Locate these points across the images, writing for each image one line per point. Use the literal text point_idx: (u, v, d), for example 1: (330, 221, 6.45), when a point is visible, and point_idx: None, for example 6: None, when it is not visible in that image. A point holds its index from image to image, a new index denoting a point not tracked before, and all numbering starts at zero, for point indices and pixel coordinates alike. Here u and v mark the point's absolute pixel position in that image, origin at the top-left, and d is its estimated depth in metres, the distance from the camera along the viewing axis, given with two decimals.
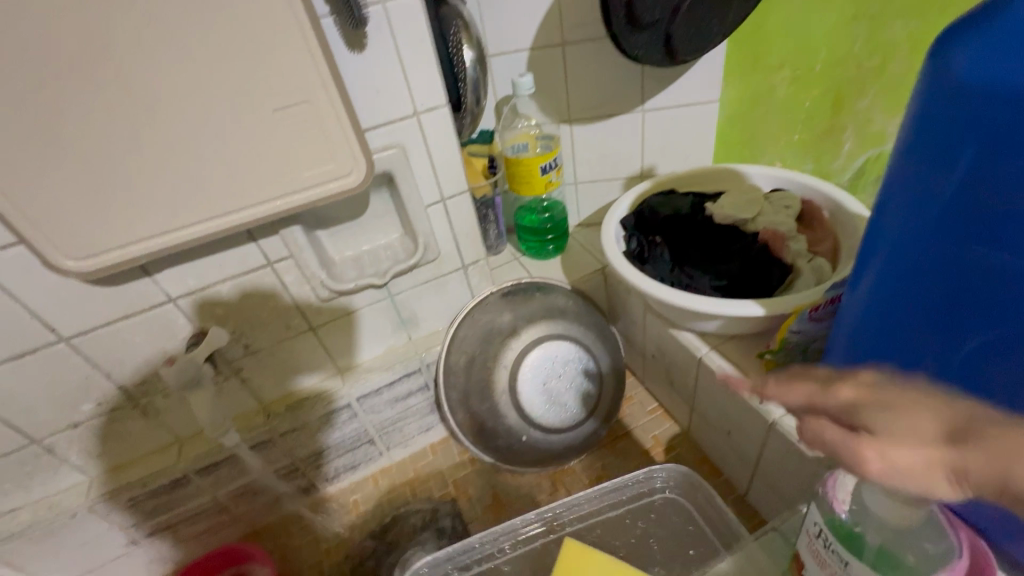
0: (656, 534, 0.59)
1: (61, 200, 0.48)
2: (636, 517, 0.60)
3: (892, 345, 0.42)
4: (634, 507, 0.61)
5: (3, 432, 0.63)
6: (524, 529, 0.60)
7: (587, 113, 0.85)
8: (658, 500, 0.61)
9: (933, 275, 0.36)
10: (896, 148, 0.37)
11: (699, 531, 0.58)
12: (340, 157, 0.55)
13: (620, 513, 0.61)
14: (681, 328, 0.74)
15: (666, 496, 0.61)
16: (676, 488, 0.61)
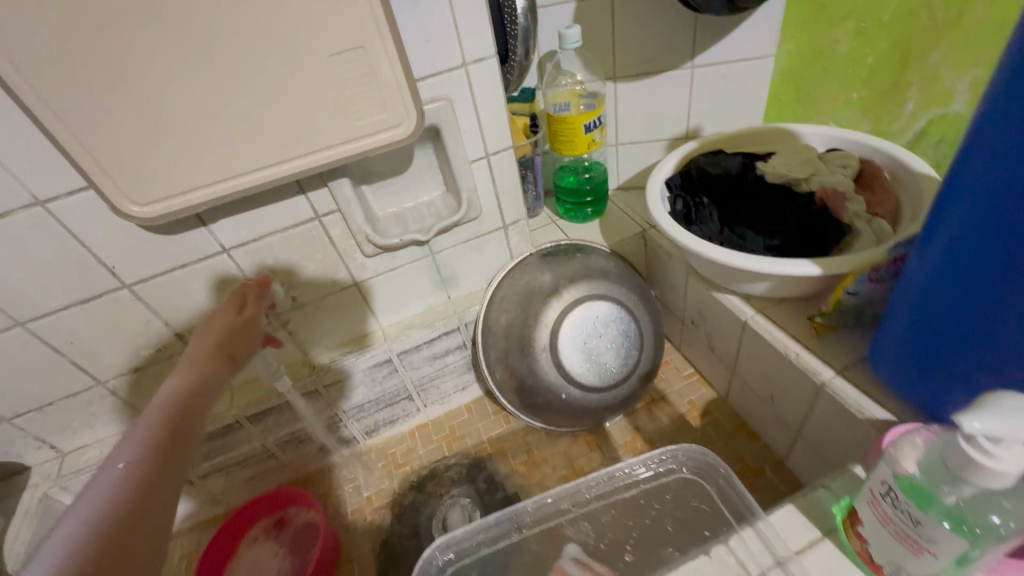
0: (670, 514, 0.60)
1: (127, 145, 0.49)
2: (650, 498, 0.61)
3: (929, 355, 0.48)
4: (648, 487, 0.62)
5: (72, 372, 0.66)
6: (540, 510, 0.61)
7: (634, 69, 0.82)
8: (675, 480, 0.62)
9: (962, 304, 0.43)
10: (941, 191, 0.43)
11: (713, 510, 0.58)
12: (391, 107, 0.55)
13: (635, 492, 0.62)
14: (725, 292, 0.73)
15: (681, 476, 0.62)
16: (694, 468, 0.61)
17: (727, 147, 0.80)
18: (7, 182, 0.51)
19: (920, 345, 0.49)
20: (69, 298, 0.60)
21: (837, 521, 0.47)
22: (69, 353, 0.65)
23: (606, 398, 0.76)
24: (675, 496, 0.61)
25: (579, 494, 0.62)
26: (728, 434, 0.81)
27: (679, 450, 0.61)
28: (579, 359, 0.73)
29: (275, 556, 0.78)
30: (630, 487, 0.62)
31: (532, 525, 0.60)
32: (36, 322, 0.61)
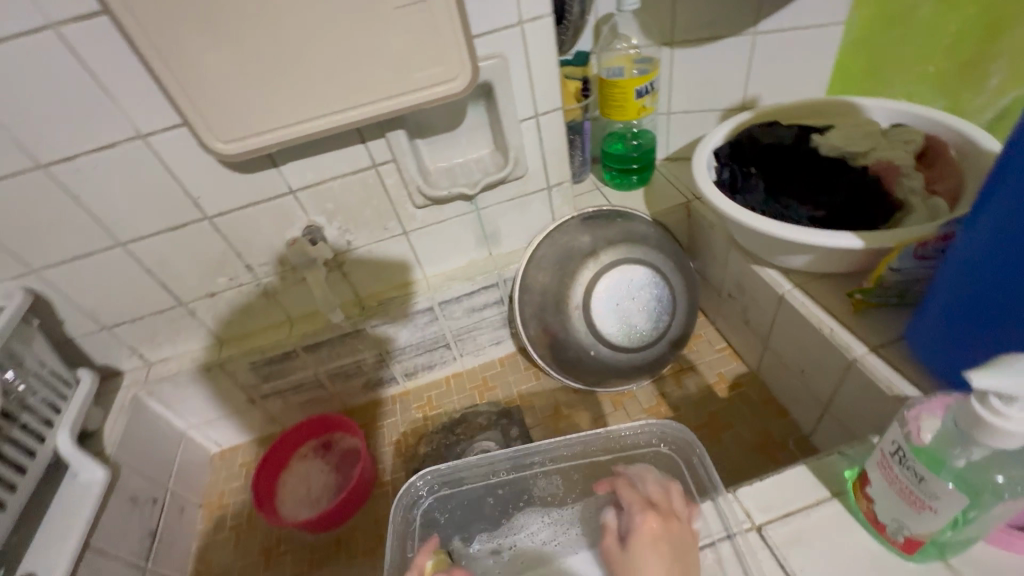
0: None
1: (217, 87, 0.55)
2: (623, 465, 0.59)
3: (962, 345, 0.48)
4: (623, 454, 0.60)
5: (160, 292, 0.76)
6: (514, 459, 0.61)
7: (692, 34, 0.80)
8: (650, 453, 0.59)
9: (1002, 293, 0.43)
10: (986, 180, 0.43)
11: (681, 484, 0.55)
12: (448, 61, 0.58)
13: (609, 458, 0.60)
14: (765, 264, 0.73)
15: (658, 449, 0.59)
16: (672, 444, 0.58)
17: (783, 119, 0.78)
18: (116, 115, 0.59)
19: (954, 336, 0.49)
20: (160, 224, 0.69)
21: (847, 485, 0.49)
22: (159, 274, 0.74)
23: (634, 359, 0.78)
24: (646, 467, 0.58)
25: (558, 449, 0.61)
26: (754, 407, 0.82)
27: (658, 425, 0.58)
28: (611, 319, 0.76)
29: (322, 472, 0.88)
30: (604, 451, 0.60)
31: (506, 471, 0.61)
32: (134, 243, 0.70)
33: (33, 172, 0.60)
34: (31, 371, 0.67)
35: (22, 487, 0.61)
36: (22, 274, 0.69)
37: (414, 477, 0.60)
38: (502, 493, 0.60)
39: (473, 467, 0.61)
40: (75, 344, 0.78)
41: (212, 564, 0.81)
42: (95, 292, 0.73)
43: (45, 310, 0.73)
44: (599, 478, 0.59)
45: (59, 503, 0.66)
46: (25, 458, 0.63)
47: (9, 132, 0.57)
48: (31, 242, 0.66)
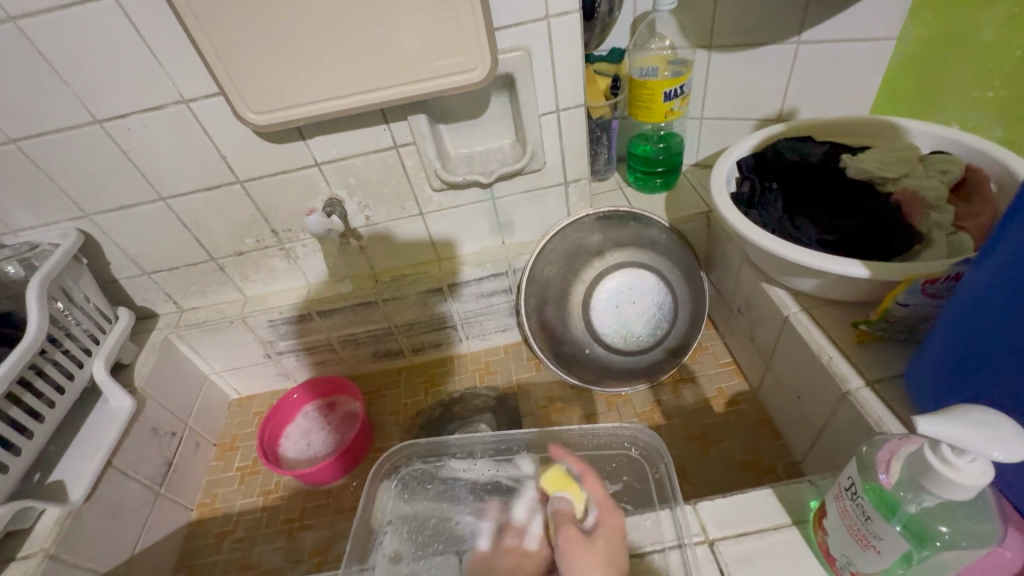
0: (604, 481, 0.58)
1: (251, 62, 0.59)
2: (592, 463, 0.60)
3: (957, 386, 0.46)
4: (594, 454, 0.61)
5: (194, 245, 0.82)
6: (489, 446, 0.63)
7: (731, 40, 0.78)
8: (621, 455, 0.60)
9: (1001, 335, 0.40)
10: (1008, 211, 0.40)
11: (645, 490, 0.56)
12: (468, 52, 0.60)
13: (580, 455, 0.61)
14: (774, 284, 0.71)
15: (629, 454, 0.59)
16: (642, 449, 0.59)
17: (817, 135, 0.75)
18: (164, 80, 0.64)
19: (953, 376, 0.46)
20: (198, 183, 0.75)
21: (810, 514, 0.48)
22: (194, 229, 0.80)
23: (630, 363, 0.78)
24: (615, 469, 0.59)
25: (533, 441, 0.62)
26: (749, 426, 0.80)
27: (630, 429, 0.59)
28: (609, 321, 0.77)
29: (323, 430, 0.93)
30: (575, 449, 0.61)
31: (479, 457, 0.63)
32: (173, 199, 0.76)
33: (90, 126, 0.67)
34: (77, 304, 0.75)
35: (59, 405, 0.69)
36: (77, 217, 0.77)
37: (395, 448, 0.63)
38: (473, 479, 0.61)
39: (450, 448, 0.63)
40: (119, 284, 0.87)
41: (217, 498, 0.88)
42: (138, 239, 0.81)
43: (95, 251, 0.81)
44: None
45: (90, 423, 0.74)
46: (64, 380, 0.71)
47: (71, 88, 0.63)
48: (86, 189, 0.74)
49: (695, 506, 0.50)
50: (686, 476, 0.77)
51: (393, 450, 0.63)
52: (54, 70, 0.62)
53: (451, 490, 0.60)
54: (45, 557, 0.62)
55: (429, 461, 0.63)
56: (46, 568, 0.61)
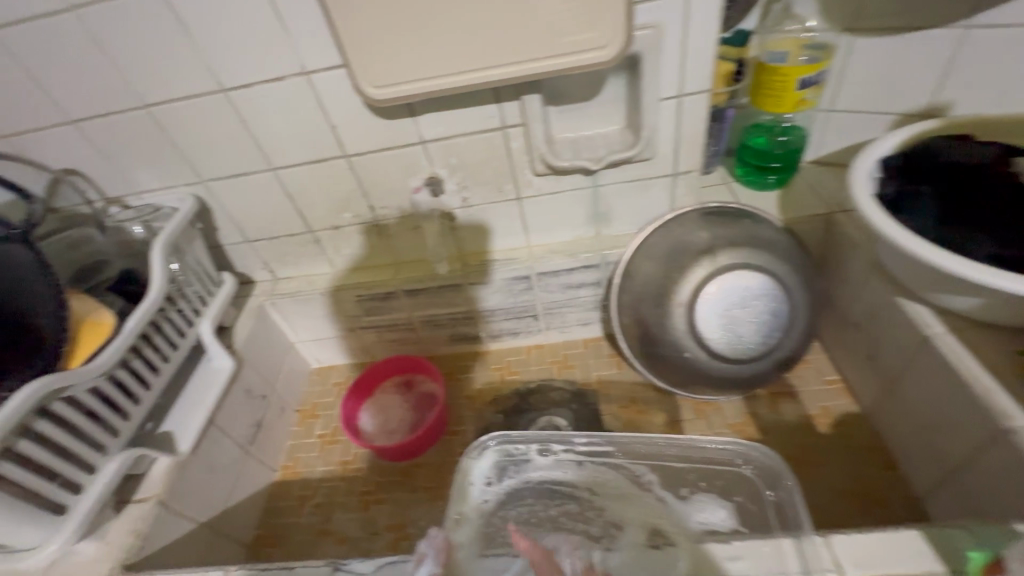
0: (712, 496, 0.58)
1: (378, 32, 0.58)
2: (699, 476, 0.59)
3: None
4: (702, 467, 0.60)
5: (295, 216, 0.84)
6: (589, 447, 0.62)
7: (881, 22, 0.70)
8: (730, 472, 0.59)
9: None
10: None
11: (758, 512, 0.55)
12: (602, 28, 0.57)
13: (686, 467, 0.60)
14: (912, 298, 0.64)
15: (741, 472, 0.58)
16: (757, 469, 0.57)
17: (978, 133, 0.66)
18: (288, 50, 0.64)
19: None
20: (306, 155, 0.76)
21: (968, 566, 0.42)
22: (297, 201, 0.82)
23: (732, 372, 0.73)
24: (724, 486, 0.58)
25: (637, 447, 0.61)
26: (859, 452, 0.73)
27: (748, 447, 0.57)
28: (715, 325, 0.71)
29: (401, 407, 0.94)
30: (682, 460, 0.60)
31: (577, 455, 0.62)
32: (282, 169, 0.78)
33: (216, 93, 0.69)
34: (190, 266, 0.78)
35: (173, 360, 0.73)
36: (193, 182, 0.80)
37: (492, 436, 0.62)
38: (570, 479, 0.60)
39: (548, 442, 0.62)
40: (222, 249, 0.90)
41: (298, 463, 0.91)
42: (245, 207, 0.83)
43: (206, 216, 0.85)
44: (671, 484, 0.59)
45: (195, 380, 0.78)
46: (177, 337, 0.74)
47: (203, 56, 0.65)
48: (205, 156, 0.76)
49: (828, 538, 0.46)
50: None
51: (490, 437, 0.62)
52: (190, 37, 0.63)
53: (547, 485, 0.60)
54: (158, 502, 0.66)
55: (525, 453, 0.62)
56: (157, 512, 0.65)
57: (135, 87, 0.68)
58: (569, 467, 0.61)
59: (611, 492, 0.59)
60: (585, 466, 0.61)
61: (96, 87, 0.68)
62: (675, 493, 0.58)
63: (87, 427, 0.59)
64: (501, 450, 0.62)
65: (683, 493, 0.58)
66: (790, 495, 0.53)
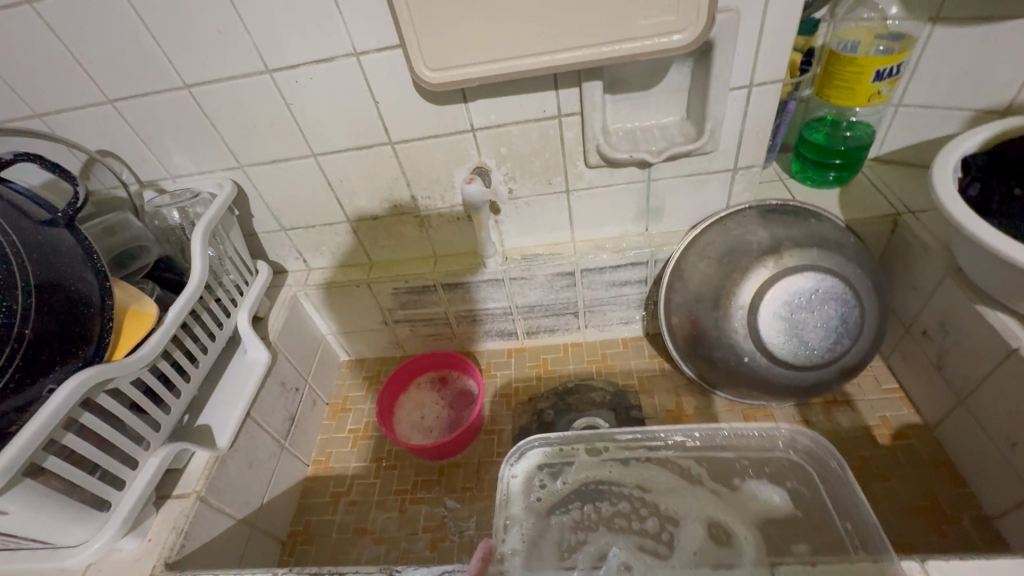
0: (766, 484, 0.55)
1: (441, 12, 0.54)
2: (749, 464, 0.57)
3: None
4: (750, 455, 0.58)
5: (334, 205, 0.81)
6: (632, 442, 0.60)
7: (968, 11, 0.65)
8: (781, 458, 0.57)
9: None
10: None
11: (816, 498, 0.53)
12: (682, 9, 0.53)
13: (734, 457, 0.58)
14: (995, 307, 0.60)
15: (790, 457, 0.57)
16: (807, 453, 0.56)
17: None
18: (340, 30, 0.61)
19: None
20: (350, 142, 0.72)
21: None
22: (337, 189, 0.79)
23: (792, 378, 0.69)
24: (776, 472, 0.56)
25: (682, 438, 0.59)
26: (923, 465, 0.70)
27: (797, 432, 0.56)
28: (778, 329, 0.67)
29: (437, 404, 0.92)
30: (730, 451, 0.58)
31: (621, 452, 0.59)
32: (324, 156, 0.75)
33: (261, 75, 0.66)
34: (227, 254, 0.76)
35: (211, 351, 0.71)
36: (231, 167, 0.77)
37: (532, 438, 0.61)
38: (617, 480, 0.57)
39: (589, 440, 0.60)
40: (257, 237, 0.88)
41: (331, 458, 0.90)
42: (283, 194, 0.80)
43: (242, 203, 0.82)
44: (720, 475, 0.57)
45: (232, 372, 0.76)
46: (215, 327, 0.72)
47: (250, 34, 0.62)
48: (244, 140, 0.73)
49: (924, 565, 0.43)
50: None
51: (528, 438, 0.61)
52: (237, 14, 0.60)
53: (594, 488, 0.57)
54: (198, 498, 0.64)
55: (566, 452, 0.60)
56: (198, 509, 0.63)
57: (177, 67, 0.65)
58: (615, 465, 0.59)
59: (661, 485, 0.56)
60: (631, 462, 0.58)
61: (137, 65, 0.65)
62: (727, 484, 0.56)
63: (131, 421, 0.57)
64: (544, 450, 0.60)
65: (735, 483, 0.56)
66: (851, 485, 0.52)
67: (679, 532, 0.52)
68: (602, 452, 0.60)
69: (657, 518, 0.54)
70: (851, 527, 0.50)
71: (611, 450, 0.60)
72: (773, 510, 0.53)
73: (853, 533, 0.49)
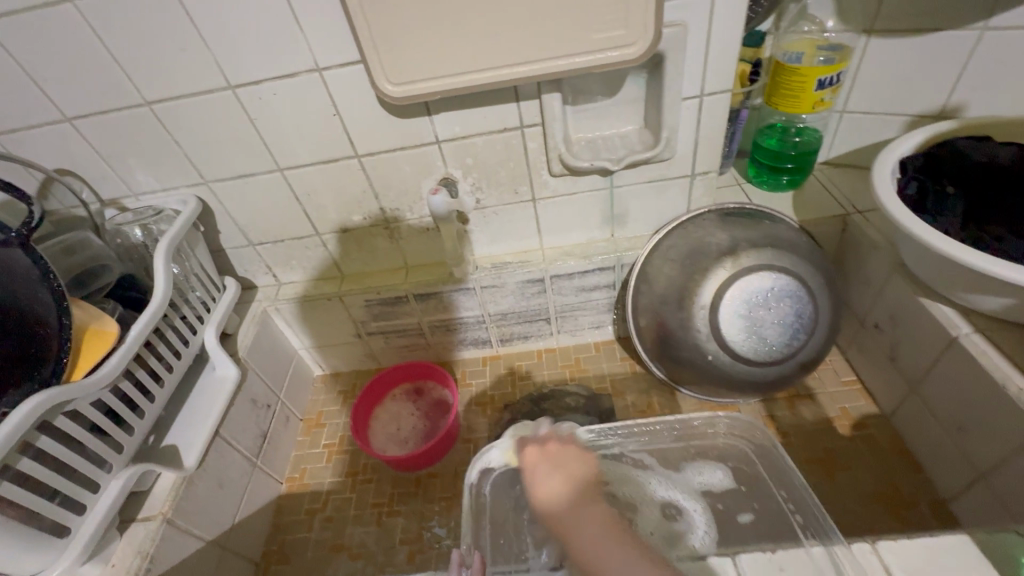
0: (709, 467, 0.61)
1: (399, 27, 0.56)
2: (692, 451, 0.62)
3: None
4: (694, 442, 0.63)
5: (303, 219, 0.81)
6: (589, 441, 0.63)
7: (899, 23, 0.70)
8: (718, 441, 0.62)
9: None
10: None
11: (752, 475, 0.59)
12: (631, 24, 0.56)
13: (680, 445, 0.63)
14: (937, 299, 0.64)
15: (726, 440, 0.62)
16: (743, 436, 0.62)
17: (995, 134, 0.66)
18: (302, 47, 0.62)
19: None
20: (317, 156, 0.73)
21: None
22: (305, 203, 0.79)
23: (754, 374, 0.72)
24: (714, 454, 0.62)
25: (634, 433, 0.63)
26: (882, 454, 0.73)
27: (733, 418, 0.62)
28: (738, 326, 0.69)
29: (412, 415, 0.92)
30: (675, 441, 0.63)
31: None
32: (290, 170, 0.75)
33: (224, 91, 0.66)
34: (192, 271, 0.75)
35: (177, 369, 0.70)
36: (196, 183, 0.77)
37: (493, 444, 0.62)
38: None
39: None
40: (224, 254, 0.87)
41: (306, 474, 0.88)
42: (250, 209, 0.80)
43: (208, 219, 0.81)
44: (669, 464, 0.62)
45: (199, 390, 0.75)
46: (181, 345, 0.71)
47: (211, 52, 0.62)
48: (209, 157, 0.73)
49: (876, 545, 0.45)
50: None
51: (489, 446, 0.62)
52: (198, 32, 0.61)
53: None
54: (164, 521, 0.62)
55: None
56: (164, 533, 0.62)
57: (136, 84, 0.65)
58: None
59: (614, 475, 0.60)
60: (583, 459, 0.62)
61: (96, 83, 0.65)
62: (674, 471, 0.61)
63: (91, 444, 0.56)
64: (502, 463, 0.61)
65: (680, 469, 0.61)
66: (781, 461, 0.57)
67: (636, 513, 0.57)
68: None
69: (614, 504, 0.58)
70: (790, 501, 0.55)
71: None
72: (713, 487, 0.59)
73: (803, 521, 0.53)
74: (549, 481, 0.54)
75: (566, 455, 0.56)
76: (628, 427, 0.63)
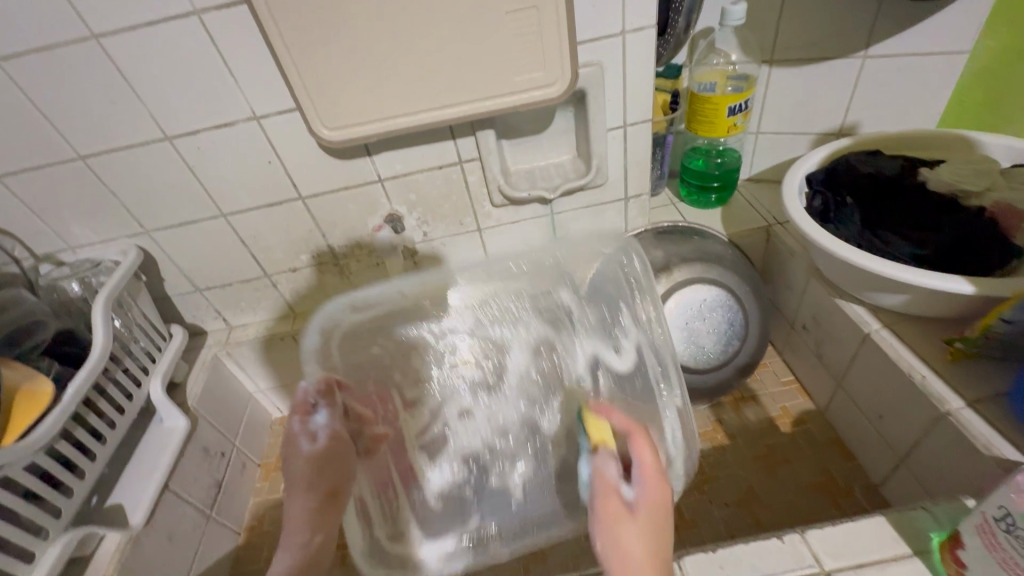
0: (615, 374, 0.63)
1: (330, 76, 0.59)
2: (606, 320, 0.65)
3: None
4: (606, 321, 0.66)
5: (250, 262, 0.81)
6: (512, 304, 0.67)
7: (794, 54, 0.78)
8: (641, 338, 0.62)
9: None
10: None
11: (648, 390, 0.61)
12: (550, 66, 0.61)
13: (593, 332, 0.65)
14: (849, 299, 0.69)
15: (640, 340, 0.62)
16: (653, 350, 0.61)
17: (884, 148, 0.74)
18: (237, 97, 0.64)
19: None
20: (260, 199, 0.74)
21: (932, 545, 0.46)
22: (251, 246, 0.79)
23: (697, 381, 0.76)
24: (626, 381, 0.62)
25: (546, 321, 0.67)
26: (820, 448, 0.77)
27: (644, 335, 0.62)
28: (677, 337, 0.74)
29: None
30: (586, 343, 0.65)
31: (497, 310, 0.67)
32: (234, 215, 0.75)
33: (160, 142, 0.67)
34: (135, 322, 0.74)
35: (120, 425, 0.68)
36: (136, 233, 0.76)
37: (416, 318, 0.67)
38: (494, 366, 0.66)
39: (478, 306, 0.67)
40: (170, 301, 0.86)
41: (265, 522, 0.86)
42: (194, 255, 0.80)
43: (152, 267, 0.81)
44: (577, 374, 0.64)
45: (144, 444, 0.72)
46: (124, 400, 0.69)
47: (146, 105, 0.63)
48: (148, 205, 0.73)
49: (803, 533, 0.48)
50: (758, 499, 0.74)
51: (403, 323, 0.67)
52: (130, 87, 0.62)
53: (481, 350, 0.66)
54: None
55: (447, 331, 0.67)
56: None
57: (68, 139, 0.65)
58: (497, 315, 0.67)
59: (544, 325, 0.67)
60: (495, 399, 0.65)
61: (26, 140, 0.65)
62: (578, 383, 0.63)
63: (24, 510, 0.53)
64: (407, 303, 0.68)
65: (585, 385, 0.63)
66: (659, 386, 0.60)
67: (553, 368, 0.65)
68: (492, 314, 0.67)
69: (540, 366, 0.65)
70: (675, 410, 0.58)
71: (497, 318, 0.67)
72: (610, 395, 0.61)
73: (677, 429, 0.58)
74: (632, 524, 0.43)
75: (652, 504, 0.44)
76: (537, 300, 0.68)
